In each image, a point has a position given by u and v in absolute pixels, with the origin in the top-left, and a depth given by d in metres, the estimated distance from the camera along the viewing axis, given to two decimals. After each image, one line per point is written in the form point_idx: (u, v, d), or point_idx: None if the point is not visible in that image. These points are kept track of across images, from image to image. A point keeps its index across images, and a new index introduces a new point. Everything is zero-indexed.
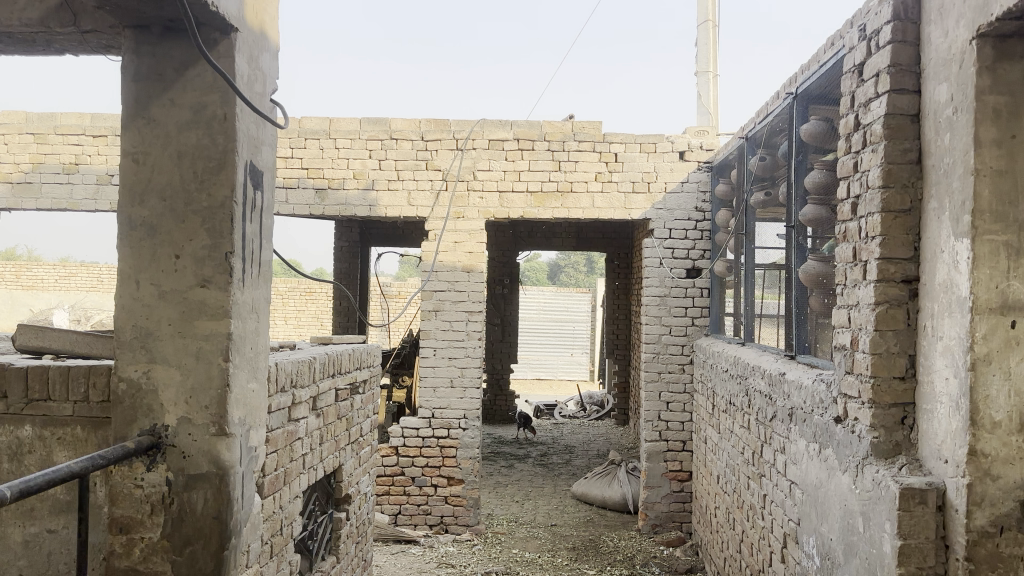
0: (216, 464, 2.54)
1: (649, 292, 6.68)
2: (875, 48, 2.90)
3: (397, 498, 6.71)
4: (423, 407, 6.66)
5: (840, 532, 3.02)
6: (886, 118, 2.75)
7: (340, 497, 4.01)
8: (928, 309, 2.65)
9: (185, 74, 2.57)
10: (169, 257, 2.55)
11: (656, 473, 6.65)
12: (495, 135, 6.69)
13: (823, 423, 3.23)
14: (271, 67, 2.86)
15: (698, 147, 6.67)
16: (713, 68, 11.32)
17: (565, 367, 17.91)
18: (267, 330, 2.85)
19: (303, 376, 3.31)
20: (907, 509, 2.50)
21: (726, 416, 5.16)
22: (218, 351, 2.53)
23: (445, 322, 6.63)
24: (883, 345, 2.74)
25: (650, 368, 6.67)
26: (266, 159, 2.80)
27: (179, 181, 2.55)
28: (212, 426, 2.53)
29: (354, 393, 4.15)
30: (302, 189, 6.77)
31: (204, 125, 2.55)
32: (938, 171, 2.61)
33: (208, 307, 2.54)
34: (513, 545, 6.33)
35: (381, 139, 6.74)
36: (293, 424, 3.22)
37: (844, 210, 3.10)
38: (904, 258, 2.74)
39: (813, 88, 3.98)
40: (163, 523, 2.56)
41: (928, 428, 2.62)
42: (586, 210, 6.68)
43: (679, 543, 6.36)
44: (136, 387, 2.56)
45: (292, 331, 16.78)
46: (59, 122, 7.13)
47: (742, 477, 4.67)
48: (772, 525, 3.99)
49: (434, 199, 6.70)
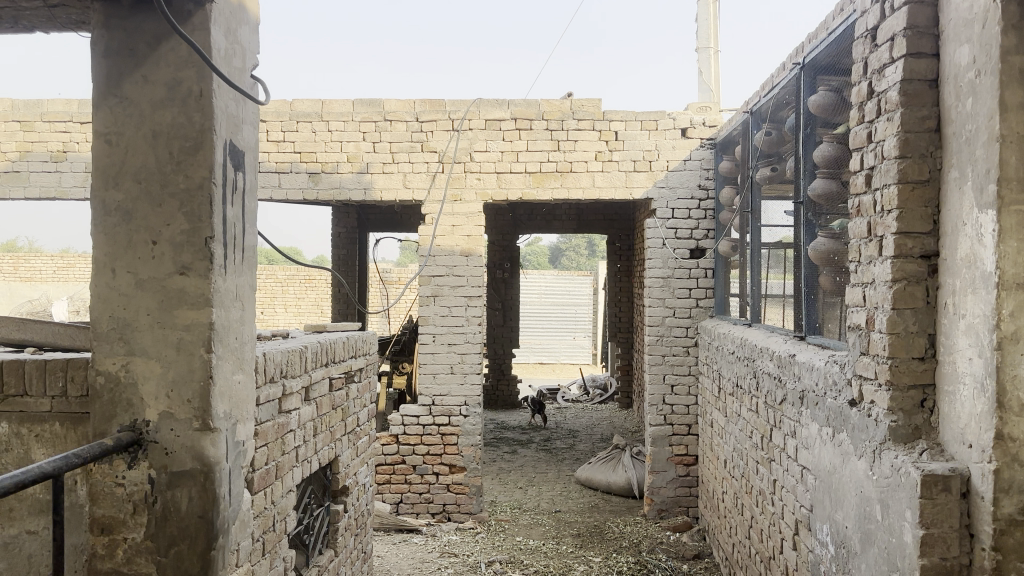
0: (200, 460, 2.41)
1: (652, 274, 6.54)
2: (889, 11, 2.74)
3: (398, 486, 6.60)
4: (423, 394, 6.54)
5: (856, 520, 2.89)
6: (903, 85, 2.60)
7: (337, 489, 3.88)
8: (949, 285, 2.51)
9: (158, 49, 2.41)
10: (145, 243, 2.41)
11: (661, 457, 6.53)
12: (492, 115, 6.52)
13: (837, 406, 3.10)
14: (251, 41, 2.71)
15: (701, 124, 6.50)
16: (714, 44, 11.12)
17: (568, 351, 17.82)
18: (253, 319, 2.71)
19: (294, 365, 3.18)
20: (929, 497, 2.37)
21: (734, 400, 5.03)
22: (200, 342, 2.40)
23: (444, 308, 6.50)
24: (902, 324, 2.60)
25: (654, 351, 6.54)
26: (247, 139, 2.66)
27: (154, 163, 2.41)
28: (195, 421, 2.40)
29: (349, 383, 4.02)
30: (295, 173, 6.62)
31: (179, 103, 2.40)
32: (960, 139, 2.46)
33: (187, 296, 2.40)
34: (517, 533, 6.23)
35: (375, 120, 6.58)
36: (285, 416, 3.09)
37: (857, 182, 2.95)
38: (923, 232, 2.60)
39: (821, 58, 3.84)
40: (146, 523, 2.43)
41: (951, 411, 2.49)
42: (587, 190, 6.53)
43: (685, 528, 6.25)
44: (115, 381, 2.43)
45: (293, 318, 16.63)
46: (45, 109, 6.96)
47: (751, 461, 4.55)
48: (782, 511, 3.87)
49: (430, 181, 6.55)
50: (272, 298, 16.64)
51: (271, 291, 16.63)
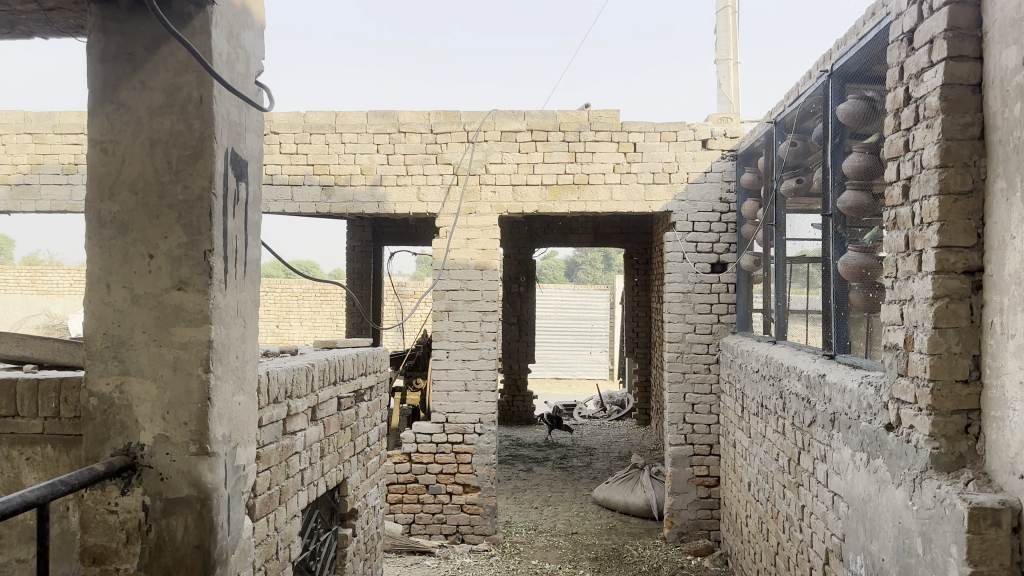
0: (196, 486, 2.28)
1: (671, 288, 6.38)
2: (927, 12, 2.58)
3: (411, 506, 6.45)
4: (436, 412, 6.39)
5: (894, 553, 2.71)
6: (943, 90, 2.44)
7: (345, 512, 3.73)
8: (996, 303, 2.35)
9: (157, 54, 2.31)
10: (142, 257, 2.29)
11: (682, 479, 6.34)
12: (508, 126, 6.41)
13: (872, 431, 2.93)
14: (255, 46, 2.60)
15: (721, 135, 6.35)
16: (733, 55, 10.98)
17: (584, 366, 17.64)
18: (255, 336, 2.58)
19: (300, 384, 3.04)
20: (977, 532, 2.19)
21: (758, 420, 4.85)
22: (197, 361, 2.27)
23: (458, 323, 6.37)
24: (944, 344, 2.44)
25: (674, 369, 6.36)
26: (250, 147, 2.54)
27: (152, 172, 2.30)
28: (192, 444, 2.27)
29: (359, 401, 3.89)
30: (307, 186, 6.52)
31: (179, 109, 2.29)
32: (1007, 147, 2.30)
33: (185, 313, 2.27)
34: (532, 555, 6.05)
35: (389, 132, 6.48)
36: (289, 438, 2.95)
37: (894, 193, 2.79)
38: (966, 246, 2.43)
39: (850, 65, 3.69)
40: (140, 553, 2.31)
41: (998, 439, 2.32)
42: (604, 203, 6.39)
43: (707, 552, 6.04)
44: (108, 402, 2.30)
45: (308, 332, 16.57)
46: (57, 121, 6.93)
47: (777, 486, 4.36)
48: (812, 538, 3.69)
49: (445, 194, 6.44)
50: (287, 312, 16.61)
51: (287, 305, 16.60)
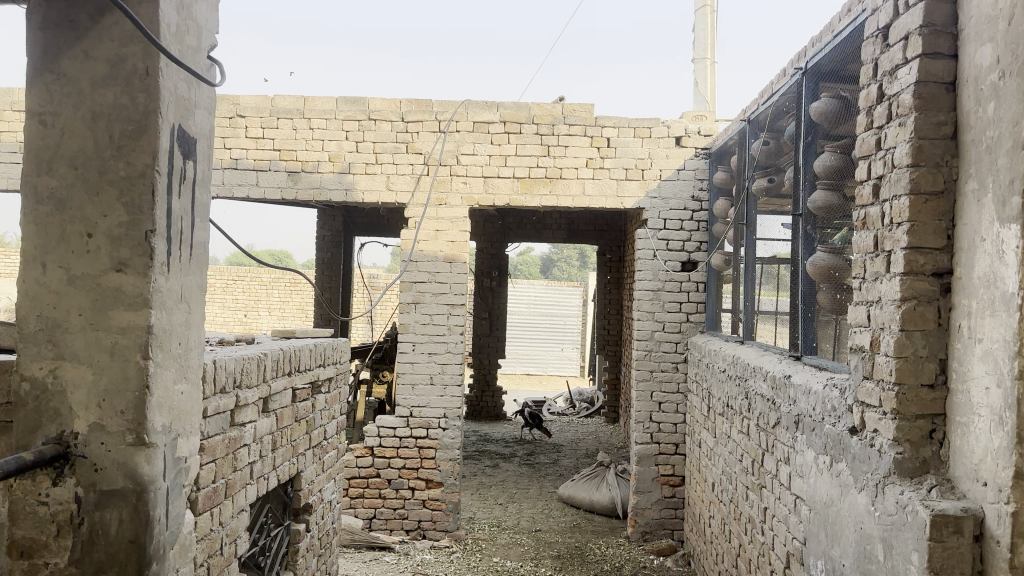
0: (132, 479, 2.16)
1: (641, 286, 6.32)
2: (903, 8, 2.53)
3: (372, 501, 6.35)
4: (400, 405, 6.28)
5: (854, 558, 2.67)
6: (917, 87, 2.39)
7: (299, 507, 3.63)
8: (964, 306, 2.30)
9: (101, 22, 2.18)
10: (80, 236, 2.17)
11: (646, 477, 6.29)
12: (481, 117, 6.32)
13: (836, 434, 2.89)
14: (208, 20, 2.48)
15: (695, 133, 6.31)
16: (711, 55, 10.97)
17: (555, 362, 17.61)
18: (201, 322, 2.46)
19: (250, 374, 2.93)
20: (939, 540, 2.14)
21: (723, 420, 4.82)
22: (135, 347, 2.15)
23: (425, 315, 6.26)
24: (910, 347, 2.39)
25: (642, 367, 6.31)
26: (200, 125, 2.42)
27: (93, 147, 2.18)
28: (129, 434, 2.15)
29: (317, 393, 3.78)
30: (273, 171, 6.37)
31: (122, 81, 2.17)
32: (979, 148, 2.25)
33: (124, 296, 2.16)
34: (494, 553, 5.98)
35: (359, 119, 6.35)
36: (238, 429, 2.85)
37: (864, 192, 2.74)
38: (935, 248, 2.39)
39: (824, 63, 3.64)
40: (71, 547, 2.19)
41: (962, 445, 2.27)
42: (576, 198, 6.31)
43: (670, 552, 6.00)
44: (41, 388, 2.18)
45: (277, 322, 16.36)
46: (16, 98, 6.73)
47: (740, 486, 4.33)
48: (773, 541, 3.65)
49: (415, 183, 6.32)
50: (256, 301, 16.41)
51: (255, 293, 16.41)
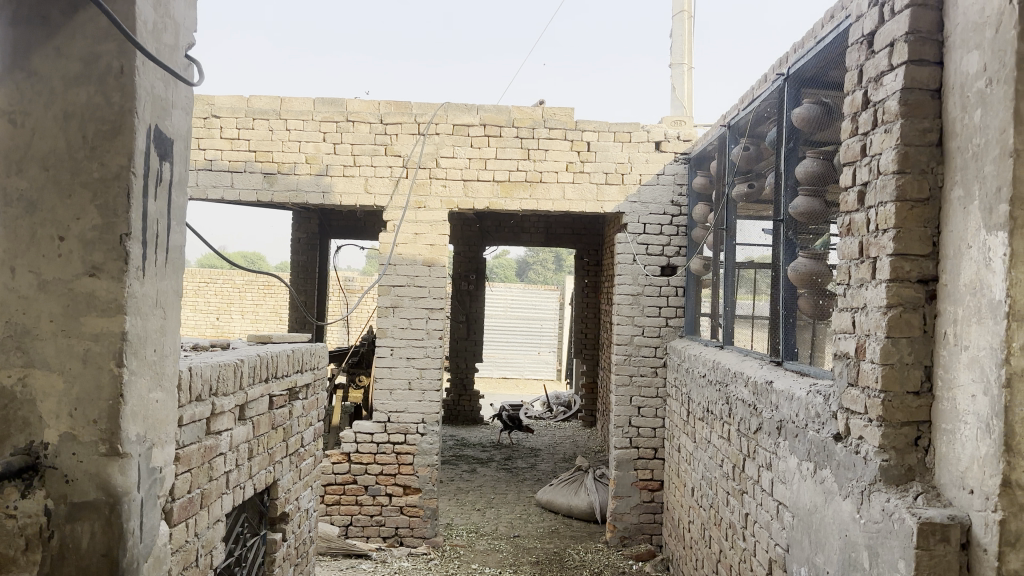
0: (106, 490, 2.09)
1: (621, 290, 6.31)
2: (888, 15, 2.53)
3: (348, 508, 6.27)
4: (378, 411, 6.21)
5: (839, 565, 2.66)
6: (903, 94, 2.39)
7: (275, 515, 3.56)
8: (950, 313, 2.30)
9: (75, 19, 2.12)
10: (51, 240, 2.10)
11: (626, 482, 6.27)
12: (460, 119, 6.27)
13: (820, 440, 2.88)
14: (185, 17, 2.42)
15: (674, 138, 6.32)
16: (688, 60, 11.02)
17: (532, 366, 17.57)
18: (176, 328, 2.39)
19: (227, 381, 2.86)
20: (926, 548, 2.14)
21: (703, 425, 4.81)
22: (109, 355, 2.08)
23: (404, 320, 6.20)
24: (896, 354, 2.39)
25: (621, 372, 6.30)
26: (177, 125, 2.36)
27: (65, 147, 2.10)
28: (101, 445, 2.08)
29: (294, 399, 3.72)
30: (248, 173, 6.28)
31: (96, 80, 2.10)
32: (965, 155, 2.25)
33: (97, 301, 2.09)
34: (472, 559, 5.93)
35: (337, 121, 6.28)
36: (213, 438, 2.77)
37: (849, 199, 2.74)
38: (921, 255, 2.38)
39: (807, 69, 3.65)
40: (40, 562, 2.12)
41: (948, 453, 2.27)
42: (556, 202, 6.28)
43: (648, 557, 5.99)
44: (10, 397, 2.10)
45: (249, 326, 16.16)
46: None
47: (720, 492, 4.32)
48: (754, 547, 3.64)
49: (394, 186, 6.26)
50: (229, 304, 16.21)
51: (228, 296, 16.22)
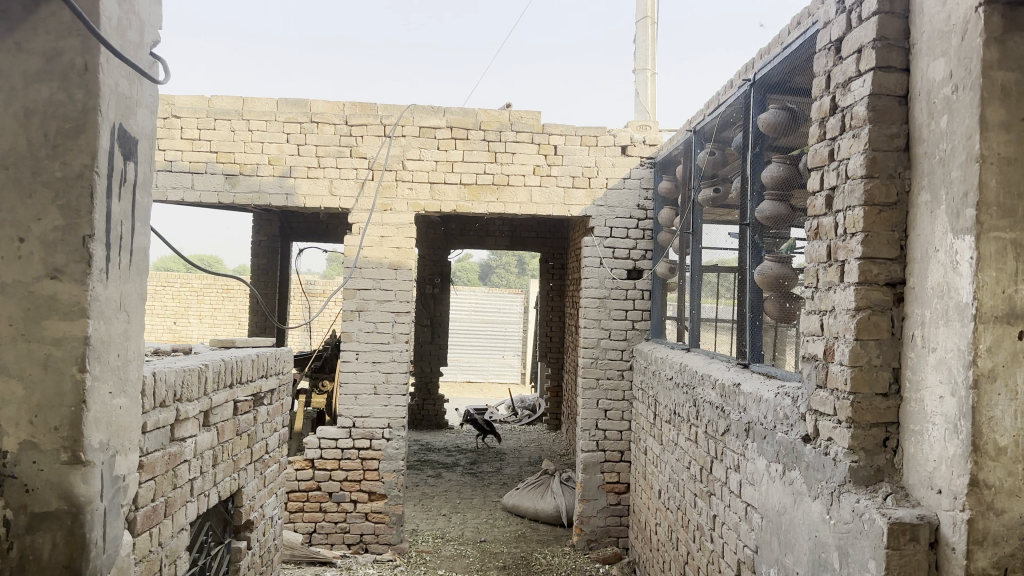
0: (67, 500, 2.02)
1: (587, 294, 6.32)
2: (856, 21, 2.57)
3: (312, 515, 6.19)
4: (343, 416, 6.14)
5: (808, 565, 2.69)
6: (871, 99, 2.43)
7: (240, 524, 3.49)
8: (917, 316, 2.34)
9: (37, 13, 2.06)
10: (11, 241, 2.03)
11: (592, 485, 6.29)
12: (427, 122, 6.24)
13: (789, 442, 2.91)
14: (150, 14, 2.36)
15: (640, 143, 6.37)
16: (652, 65, 11.11)
17: (497, 370, 17.48)
18: (140, 333, 2.32)
19: (191, 387, 2.80)
20: (895, 547, 2.16)
21: (670, 428, 4.84)
22: (71, 360, 2.02)
23: (369, 324, 6.14)
24: (865, 356, 2.42)
25: (588, 375, 6.31)
26: (142, 125, 2.30)
27: (25, 146, 2.04)
28: (63, 453, 2.02)
29: (258, 405, 3.65)
30: (209, 174, 6.17)
31: (59, 77, 2.04)
32: (931, 160, 2.29)
33: (58, 305, 2.02)
34: (439, 565, 5.88)
35: (300, 121, 6.21)
36: (178, 445, 2.71)
37: (817, 203, 2.77)
38: (889, 258, 2.42)
39: (773, 75, 3.68)
40: None
41: (916, 453, 2.30)
42: (523, 205, 6.28)
43: (615, 559, 6.00)
44: None
45: (207, 330, 15.91)
46: None
47: (688, 494, 4.35)
48: (722, 548, 3.67)
49: (359, 188, 6.20)
50: (185, 308, 15.93)
51: (185, 300, 15.94)
